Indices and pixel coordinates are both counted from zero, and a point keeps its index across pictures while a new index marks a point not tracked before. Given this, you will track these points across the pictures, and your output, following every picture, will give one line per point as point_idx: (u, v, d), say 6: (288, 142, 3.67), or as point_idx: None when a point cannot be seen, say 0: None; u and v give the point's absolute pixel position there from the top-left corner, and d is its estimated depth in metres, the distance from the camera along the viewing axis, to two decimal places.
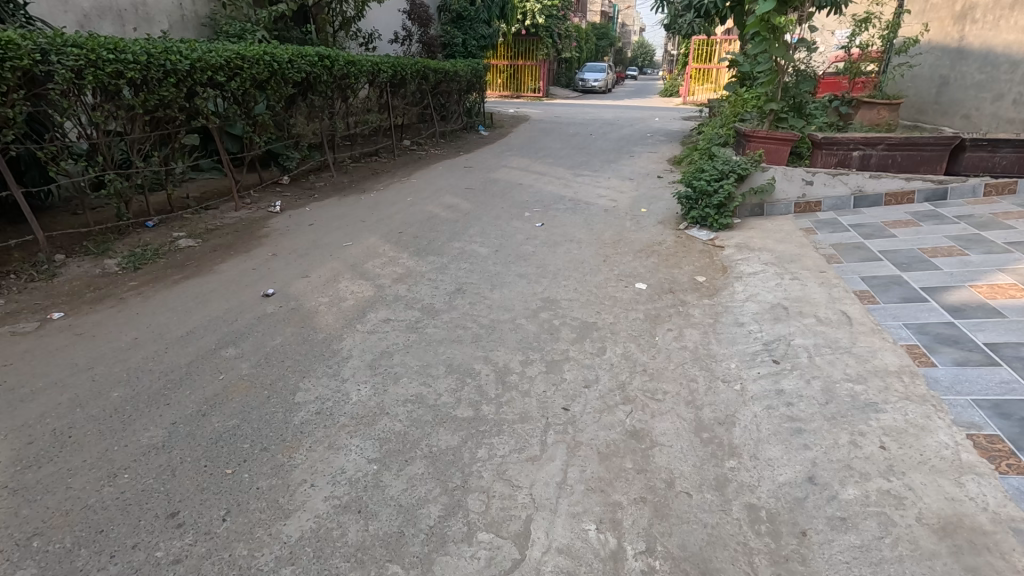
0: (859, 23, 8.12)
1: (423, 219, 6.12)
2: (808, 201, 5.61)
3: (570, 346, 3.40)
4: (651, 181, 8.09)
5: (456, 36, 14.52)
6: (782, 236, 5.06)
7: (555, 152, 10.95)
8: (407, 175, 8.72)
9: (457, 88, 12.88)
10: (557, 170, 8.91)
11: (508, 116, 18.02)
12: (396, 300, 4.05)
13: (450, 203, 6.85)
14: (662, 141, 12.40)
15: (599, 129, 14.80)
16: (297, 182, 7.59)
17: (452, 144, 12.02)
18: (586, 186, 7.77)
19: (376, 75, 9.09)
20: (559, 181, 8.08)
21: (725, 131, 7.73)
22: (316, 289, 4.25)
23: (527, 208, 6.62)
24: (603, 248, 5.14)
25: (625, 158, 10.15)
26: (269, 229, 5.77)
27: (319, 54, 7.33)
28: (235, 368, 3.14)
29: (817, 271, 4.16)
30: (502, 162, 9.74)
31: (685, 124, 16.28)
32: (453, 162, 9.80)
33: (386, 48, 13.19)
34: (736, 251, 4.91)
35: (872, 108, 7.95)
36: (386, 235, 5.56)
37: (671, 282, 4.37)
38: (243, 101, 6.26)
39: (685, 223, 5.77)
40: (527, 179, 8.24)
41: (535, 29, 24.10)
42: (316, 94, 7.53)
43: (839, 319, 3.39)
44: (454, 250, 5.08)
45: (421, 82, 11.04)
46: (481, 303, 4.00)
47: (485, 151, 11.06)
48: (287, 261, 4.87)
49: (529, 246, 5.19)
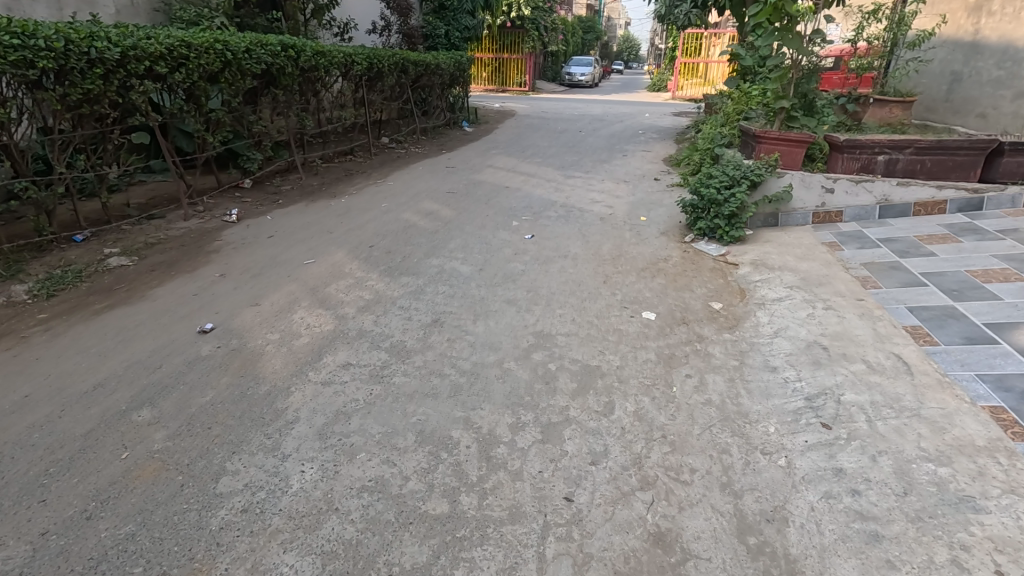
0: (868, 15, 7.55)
1: (398, 230, 5.44)
2: (828, 210, 5.04)
3: (569, 402, 2.78)
4: (647, 184, 7.49)
5: (439, 27, 13.79)
6: (803, 252, 4.49)
7: (543, 150, 10.31)
8: (383, 176, 8.01)
9: (440, 81, 12.15)
10: (546, 171, 8.27)
11: (493, 111, 17.32)
12: (360, 337, 3.39)
13: (429, 210, 6.17)
14: (655, 139, 11.82)
15: (588, 126, 14.18)
16: (260, 186, 6.84)
17: (434, 141, 11.31)
18: (579, 190, 7.16)
19: (350, 67, 8.34)
20: (549, 184, 7.46)
21: (728, 130, 7.15)
22: (265, 322, 3.57)
23: (515, 216, 5.98)
24: (602, 266, 4.52)
25: (619, 157, 9.54)
26: (221, 243, 5.05)
27: (283, 43, 6.57)
28: (144, 439, 2.47)
29: (854, 298, 3.58)
30: (487, 162, 9.06)
31: (677, 121, 15.69)
32: (434, 162, 9.10)
33: (363, 39, 12.43)
34: (754, 270, 4.33)
35: (884, 107, 7.35)
36: (354, 250, 4.88)
37: (683, 310, 3.77)
38: (192, 95, 5.52)
39: (691, 235, 5.19)
40: (514, 182, 7.59)
41: (521, 21, 23.40)
42: (280, 88, 6.78)
43: (895, 367, 2.80)
44: (431, 269, 4.42)
45: (400, 75, 10.31)
46: (462, 340, 3.36)
47: (469, 150, 10.37)
48: (235, 284, 4.17)
49: (518, 264, 4.56)
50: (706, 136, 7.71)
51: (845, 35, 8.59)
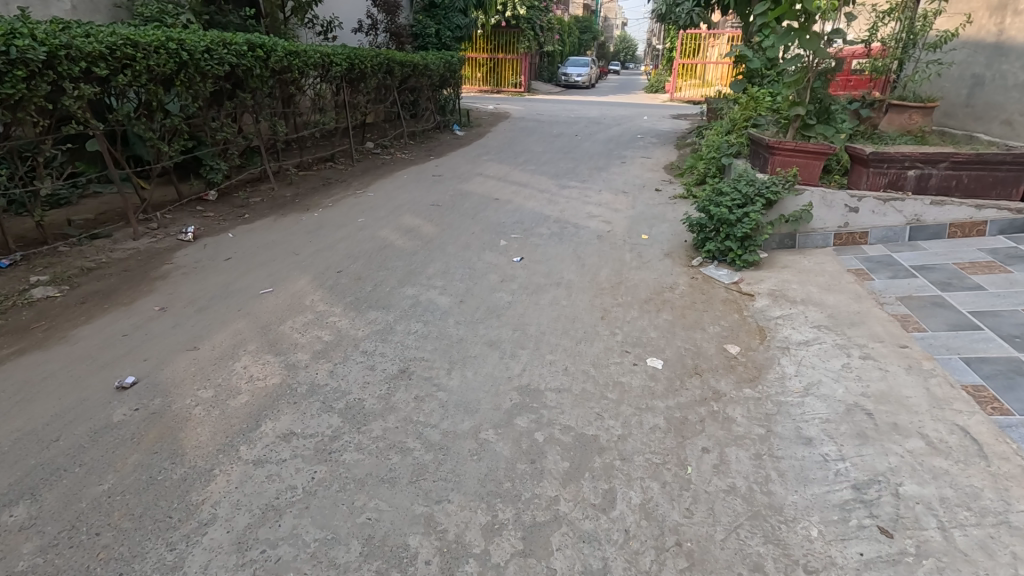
0: (884, 15, 6.99)
1: (372, 251, 4.89)
2: (852, 230, 4.51)
3: (559, 491, 2.24)
4: (648, 196, 6.96)
5: (429, 26, 13.26)
6: (828, 281, 3.96)
7: (537, 156, 9.77)
8: (364, 186, 7.44)
9: (429, 83, 11.59)
10: (539, 181, 7.72)
11: (487, 113, 16.76)
12: (310, 395, 2.84)
13: (408, 226, 5.62)
14: (655, 144, 11.29)
15: (584, 129, 13.64)
16: (227, 198, 6.28)
17: (422, 146, 10.75)
18: (574, 202, 6.63)
19: (329, 68, 7.77)
20: (542, 195, 6.92)
21: (736, 137, 6.62)
22: (200, 373, 3.01)
23: (503, 233, 5.43)
24: (599, 296, 3.98)
25: (616, 164, 9.01)
26: (170, 267, 4.49)
27: (250, 42, 5.99)
28: (8, 554, 1.92)
29: (895, 344, 3.05)
30: (477, 169, 8.51)
31: (676, 123, 15.14)
32: (420, 169, 8.53)
33: (349, 39, 11.88)
34: (773, 302, 3.80)
35: (903, 113, 6.90)
36: (320, 276, 4.32)
37: (694, 355, 3.23)
38: (142, 100, 4.95)
39: (699, 258, 4.67)
40: (505, 193, 7.05)
41: (516, 20, 22.88)
42: (248, 91, 6.20)
43: (963, 447, 2.26)
44: (405, 302, 3.87)
45: (386, 76, 9.74)
46: (432, 399, 2.81)
47: (459, 156, 9.82)
48: (175, 320, 3.60)
49: (504, 294, 4.01)
50: (711, 144, 7.18)
51: (859, 35, 8.03)
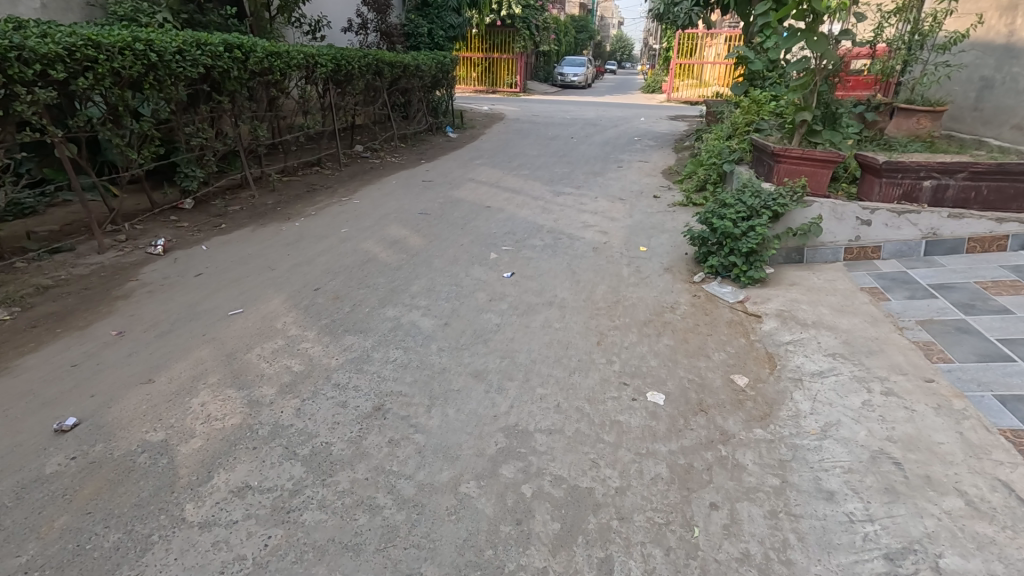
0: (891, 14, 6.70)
1: (353, 266, 4.59)
2: (864, 245, 4.24)
3: (548, 561, 1.95)
4: (646, 204, 6.68)
5: (421, 26, 12.98)
6: (840, 301, 3.69)
7: (531, 160, 9.48)
8: (350, 192, 7.14)
9: (420, 84, 11.28)
10: (533, 187, 7.43)
11: (482, 114, 16.46)
12: (272, 439, 2.54)
13: (393, 238, 5.32)
14: (652, 147, 11.02)
15: (581, 131, 13.35)
16: (204, 206, 5.97)
17: (414, 149, 10.45)
18: (569, 211, 6.35)
19: (313, 69, 7.46)
20: (536, 203, 6.64)
21: (738, 142, 6.35)
22: (152, 412, 2.71)
23: (493, 245, 5.15)
24: (594, 318, 3.70)
25: (613, 169, 8.73)
26: (134, 284, 4.18)
27: (227, 42, 5.68)
28: None
29: (920, 377, 2.77)
30: (469, 175, 8.21)
31: (674, 125, 14.86)
32: (410, 174, 8.23)
33: (338, 39, 11.58)
34: (782, 325, 3.52)
35: (912, 117, 6.60)
36: (295, 295, 4.02)
37: (698, 388, 2.95)
38: (107, 104, 4.65)
39: (701, 273, 4.40)
40: (497, 201, 6.76)
41: (512, 20, 22.57)
42: (225, 94, 5.89)
43: (1009, 509, 1.99)
44: (384, 325, 3.57)
45: (375, 77, 9.42)
46: (408, 443, 2.52)
47: (451, 160, 9.52)
48: (132, 347, 3.30)
49: (492, 316, 3.72)
50: (711, 149, 6.90)
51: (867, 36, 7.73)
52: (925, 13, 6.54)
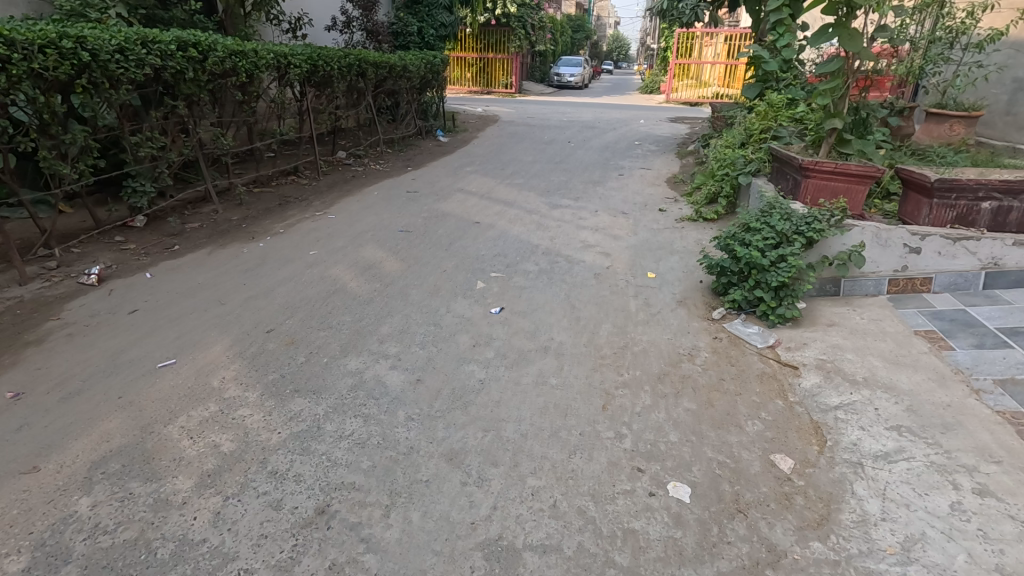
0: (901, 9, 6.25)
1: (318, 300, 3.97)
2: (912, 275, 3.65)
3: None
4: (651, 218, 6.07)
5: (411, 24, 12.35)
6: (893, 349, 3.08)
7: (525, 168, 8.86)
8: (327, 205, 6.50)
9: (408, 85, 10.64)
10: (527, 199, 6.82)
11: (475, 117, 15.82)
12: (172, 565, 1.91)
13: (367, 262, 4.69)
14: (654, 152, 10.41)
15: (578, 135, 12.74)
16: (158, 224, 5.33)
17: (401, 155, 9.82)
18: (566, 227, 5.72)
19: (286, 70, 6.80)
20: (529, 218, 6.01)
21: (753, 152, 5.74)
22: (21, 520, 2.07)
23: (480, 271, 4.52)
24: (599, 371, 3.07)
25: (614, 177, 8.11)
26: (53, 324, 3.54)
27: (180, 40, 5.03)
28: None
29: (1020, 471, 2.17)
30: (457, 185, 7.58)
31: (675, 128, 14.27)
32: (394, 184, 7.60)
33: (321, 37, 10.94)
34: (826, 383, 2.90)
35: (943, 123, 5.98)
36: (242, 339, 3.39)
37: (732, 476, 2.33)
38: (29, 110, 4.00)
39: (721, 308, 3.78)
40: (487, 215, 6.14)
41: (507, 19, 21.93)
42: (180, 98, 5.23)
43: None
44: (342, 384, 2.94)
45: (358, 78, 8.76)
46: (355, 572, 1.90)
47: (439, 167, 8.90)
48: (26, 416, 2.66)
49: (474, 368, 3.10)
50: (722, 158, 6.29)
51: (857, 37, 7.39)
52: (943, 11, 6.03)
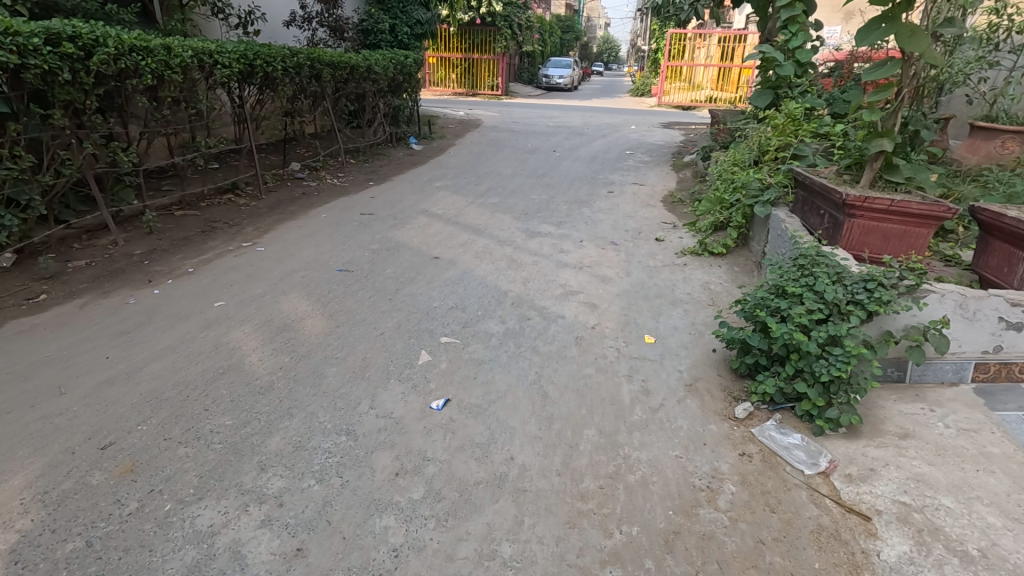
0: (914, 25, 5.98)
1: (195, 384, 2.90)
2: (1007, 360, 2.68)
3: None
4: (646, 251, 5.06)
5: (382, 21, 11.38)
6: (1008, 492, 2.10)
7: (503, 183, 7.84)
8: (259, 233, 5.43)
9: (376, 87, 9.57)
10: (502, 225, 5.79)
11: (455, 121, 14.81)
12: None
13: (283, 320, 3.63)
14: (647, 164, 9.42)
15: (564, 143, 11.73)
16: (29, 263, 4.26)
17: (364, 167, 8.77)
18: (545, 265, 4.71)
19: (213, 70, 5.63)
20: (500, 252, 4.99)
21: (769, 172, 4.74)
22: None
23: (429, 334, 3.48)
24: (576, 528, 2.05)
25: (602, 195, 7.12)
26: None
27: (50, 30, 3.94)
28: None
29: None
30: (420, 205, 6.54)
31: (668, 135, 13.33)
32: (349, 205, 6.55)
33: (279, 34, 9.87)
34: (922, 559, 1.90)
35: (992, 138, 4.97)
36: (59, 463, 2.33)
37: None
38: None
39: (746, 401, 2.77)
40: (449, 246, 5.11)
41: (492, 17, 20.90)
42: (54, 105, 4.14)
43: None
44: (176, 563, 1.89)
45: (312, 81, 7.66)
46: None
47: (403, 183, 7.85)
48: None
49: (390, 521, 2.07)
50: (731, 178, 5.29)
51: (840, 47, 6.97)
52: (983, 11, 5.10)
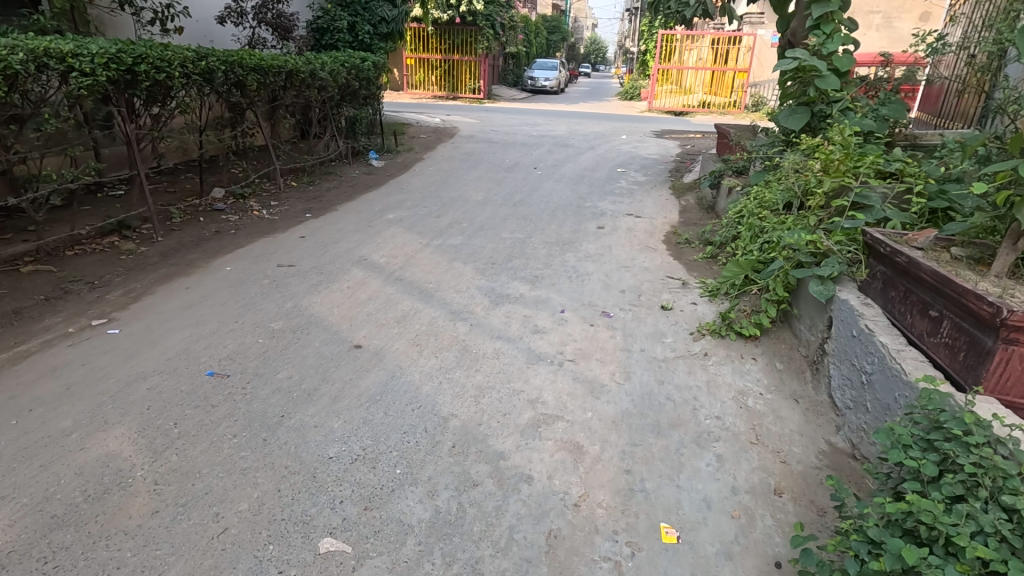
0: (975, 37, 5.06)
1: None
2: None
3: None
4: (651, 330, 3.72)
5: (340, 19, 10.07)
6: None
7: (470, 214, 6.49)
8: (125, 301, 4.00)
9: (325, 95, 8.14)
10: (458, 283, 4.42)
11: (429, 129, 13.43)
12: None
13: (73, 495, 2.23)
14: (642, 185, 8.10)
15: (546, 158, 10.39)
16: None
17: (307, 192, 7.35)
18: (510, 358, 3.34)
19: (66, 79, 4.17)
20: (451, 334, 3.62)
21: (825, 226, 3.42)
22: None
23: (305, 527, 2.10)
24: None
25: (590, 233, 5.79)
26: None
27: None
28: None
29: None
30: (359, 250, 5.16)
31: (661, 147, 12.03)
32: (268, 251, 5.14)
33: (212, 31, 8.46)
34: None
35: None
36: None
37: None
38: None
39: None
40: (380, 324, 3.73)
41: (473, 17, 19.54)
42: None
43: None
44: None
45: (230, 88, 6.16)
46: None
47: (348, 214, 6.46)
48: None
49: None
50: (765, 229, 3.97)
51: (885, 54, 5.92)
52: None
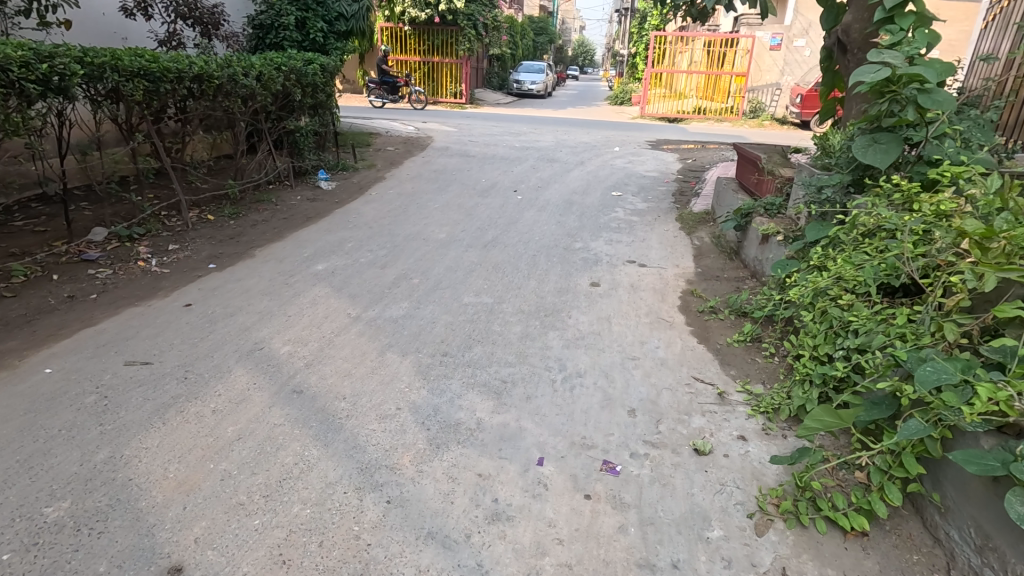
0: None
1: None
2: None
3: None
4: (682, 510, 2.26)
5: (287, 13, 8.53)
6: None
7: (427, 262, 5.01)
8: None
9: (256, 105, 6.57)
10: (385, 401, 2.94)
11: (398, 139, 11.94)
12: None
13: None
14: (642, 216, 6.67)
15: (529, 176, 8.92)
16: None
17: (225, 228, 5.85)
18: None
19: None
20: (349, 528, 2.14)
21: (992, 356, 1.98)
22: None
23: None
24: None
25: (581, 295, 4.33)
26: None
27: None
28: None
29: None
30: (257, 333, 3.65)
31: (660, 161, 10.66)
32: (125, 333, 3.61)
33: (123, 26, 7.04)
34: None
35: None
36: None
37: None
38: None
39: None
40: (233, 503, 2.24)
41: (453, 16, 18.03)
42: None
43: None
44: None
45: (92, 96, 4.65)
46: None
47: (266, 262, 4.96)
48: None
49: None
50: (862, 337, 2.53)
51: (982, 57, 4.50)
52: None
